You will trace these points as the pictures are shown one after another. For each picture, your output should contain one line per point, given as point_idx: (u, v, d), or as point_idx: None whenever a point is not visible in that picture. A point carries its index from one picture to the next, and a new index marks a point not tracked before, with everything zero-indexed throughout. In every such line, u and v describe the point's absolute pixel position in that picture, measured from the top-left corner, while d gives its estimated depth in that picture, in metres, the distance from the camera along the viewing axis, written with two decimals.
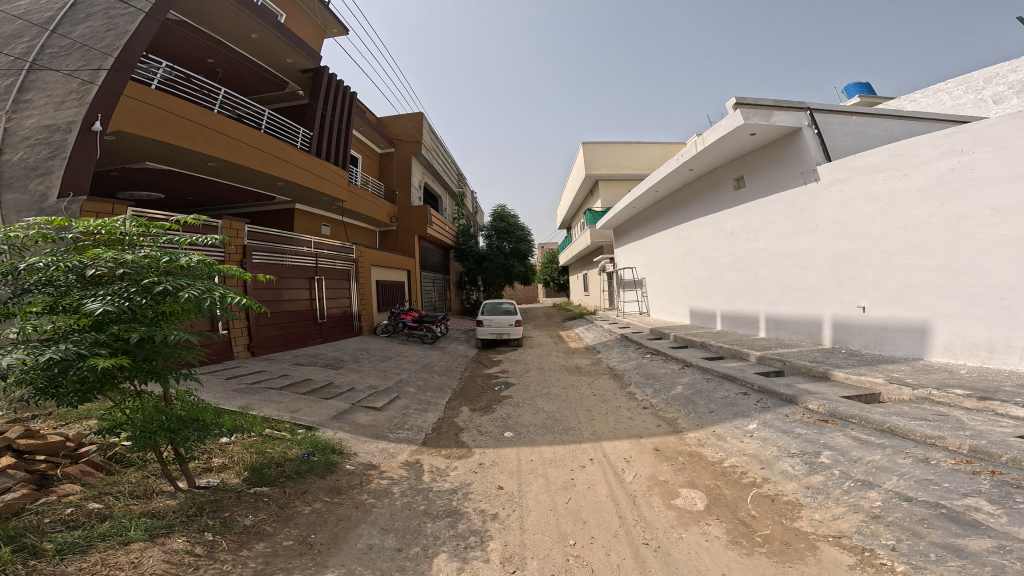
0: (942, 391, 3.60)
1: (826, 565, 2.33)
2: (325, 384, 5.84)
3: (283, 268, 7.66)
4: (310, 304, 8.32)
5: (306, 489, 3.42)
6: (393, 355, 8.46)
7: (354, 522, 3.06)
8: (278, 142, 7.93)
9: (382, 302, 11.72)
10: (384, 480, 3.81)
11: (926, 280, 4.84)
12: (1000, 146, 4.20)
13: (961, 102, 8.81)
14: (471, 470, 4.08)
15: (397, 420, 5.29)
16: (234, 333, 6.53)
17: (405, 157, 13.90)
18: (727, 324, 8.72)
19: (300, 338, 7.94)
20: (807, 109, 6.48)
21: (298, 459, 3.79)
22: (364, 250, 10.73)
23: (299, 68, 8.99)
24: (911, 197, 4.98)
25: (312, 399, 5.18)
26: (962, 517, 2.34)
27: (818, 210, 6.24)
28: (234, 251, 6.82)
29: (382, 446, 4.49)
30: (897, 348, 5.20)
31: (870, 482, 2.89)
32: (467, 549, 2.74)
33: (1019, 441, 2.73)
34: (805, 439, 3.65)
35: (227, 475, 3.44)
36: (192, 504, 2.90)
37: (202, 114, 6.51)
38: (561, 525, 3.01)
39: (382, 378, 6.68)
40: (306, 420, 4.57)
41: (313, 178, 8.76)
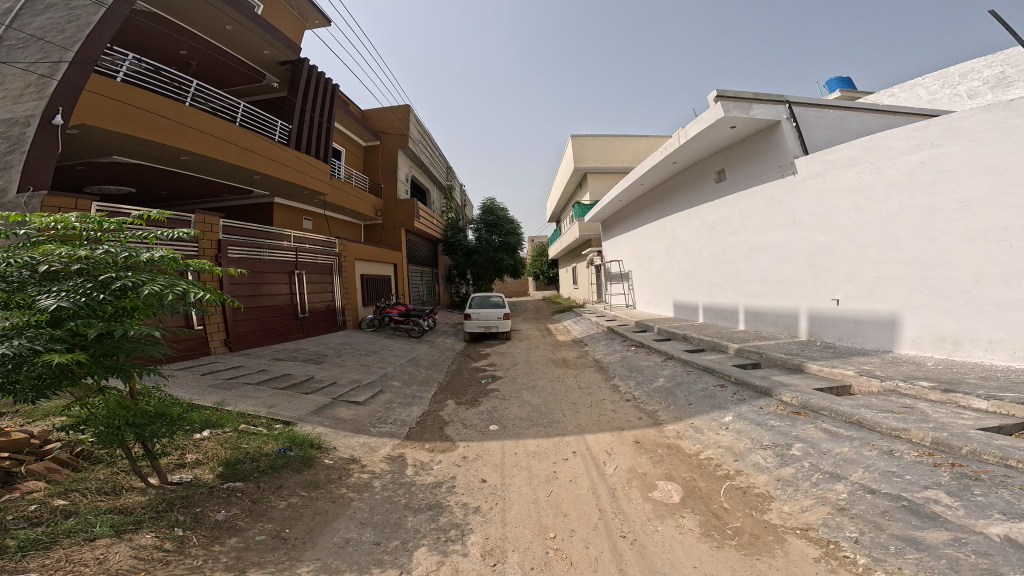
0: (909, 383, 3.59)
1: (792, 558, 2.33)
2: (305, 379, 5.85)
3: (261, 262, 7.64)
4: (291, 299, 8.31)
5: (281, 484, 3.43)
6: (377, 350, 8.45)
7: (331, 516, 3.08)
8: (256, 136, 7.85)
9: (368, 297, 11.73)
10: (365, 474, 3.83)
11: (897, 272, 4.82)
12: (970, 139, 4.14)
13: (938, 97, 8.72)
14: (454, 463, 4.09)
15: (380, 414, 5.32)
16: (211, 328, 6.51)
17: (391, 151, 13.78)
18: (709, 317, 8.71)
19: (280, 333, 7.93)
20: (786, 101, 6.39)
21: (274, 454, 3.80)
22: (348, 243, 10.67)
23: (276, 60, 8.87)
24: (884, 190, 4.92)
25: (291, 394, 5.19)
26: (922, 510, 2.34)
27: (795, 203, 6.21)
28: (209, 246, 6.76)
29: (364, 441, 4.51)
30: (868, 340, 5.20)
31: (837, 475, 2.90)
32: (446, 544, 2.74)
33: (979, 433, 2.71)
34: (778, 431, 3.65)
35: (201, 470, 3.45)
36: (162, 500, 2.92)
37: (173, 107, 6.44)
38: (542, 517, 3.03)
39: (366, 373, 6.70)
40: (284, 414, 4.56)
41: (292, 172, 8.70)
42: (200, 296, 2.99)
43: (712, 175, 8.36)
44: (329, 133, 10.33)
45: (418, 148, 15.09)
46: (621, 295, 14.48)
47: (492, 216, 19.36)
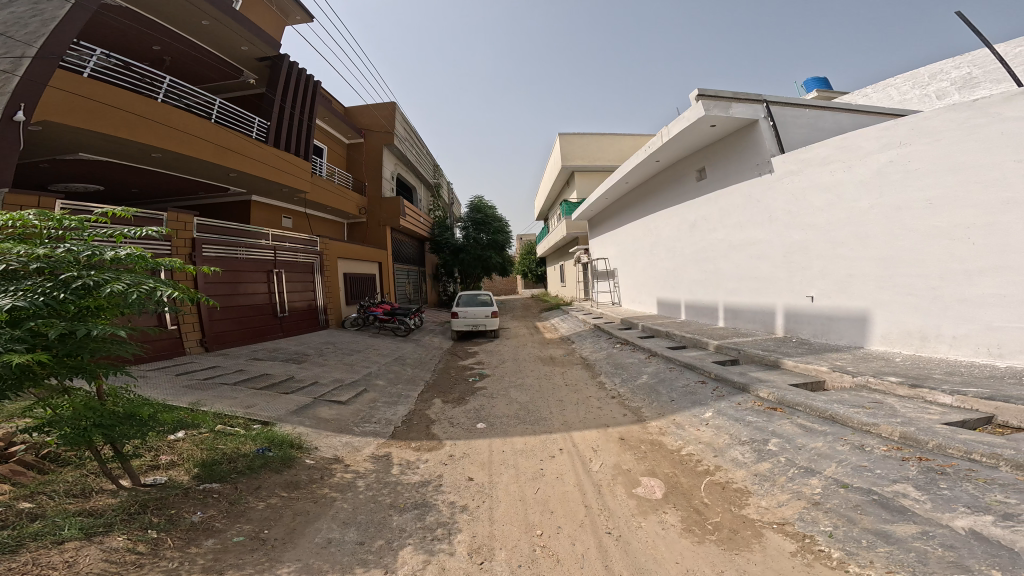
0: (879, 378, 3.62)
1: (769, 552, 2.32)
2: (285, 378, 5.80)
3: (237, 261, 7.58)
4: (270, 298, 8.25)
5: (259, 484, 3.39)
6: (361, 348, 8.41)
7: (313, 517, 3.04)
8: (231, 133, 7.76)
9: (352, 296, 11.67)
10: (348, 474, 3.79)
11: (867, 269, 4.90)
12: (934, 138, 4.22)
13: (908, 98, 8.84)
14: (441, 462, 4.07)
15: (364, 413, 5.28)
16: (186, 327, 6.45)
17: (376, 149, 13.69)
18: (691, 314, 8.73)
19: (258, 332, 7.87)
20: (763, 101, 6.41)
21: (252, 455, 3.76)
22: (330, 242, 10.61)
23: (254, 56, 8.77)
24: (854, 189, 5.00)
25: (269, 393, 5.14)
26: (891, 503, 2.35)
27: (771, 201, 6.25)
28: (182, 244, 6.68)
29: (346, 440, 4.48)
30: (841, 336, 5.27)
31: (812, 469, 2.91)
32: (432, 543, 2.71)
33: (944, 427, 2.72)
34: (755, 426, 3.65)
35: (176, 471, 3.40)
36: (134, 502, 2.88)
37: (143, 103, 6.35)
38: (529, 515, 3.01)
39: (350, 372, 6.66)
40: (263, 415, 4.52)
41: (270, 170, 8.61)
42: (169, 295, 2.93)
43: (693, 173, 8.37)
44: (309, 131, 10.24)
45: (404, 146, 15.02)
46: (607, 293, 14.51)
47: (480, 215, 19.30)
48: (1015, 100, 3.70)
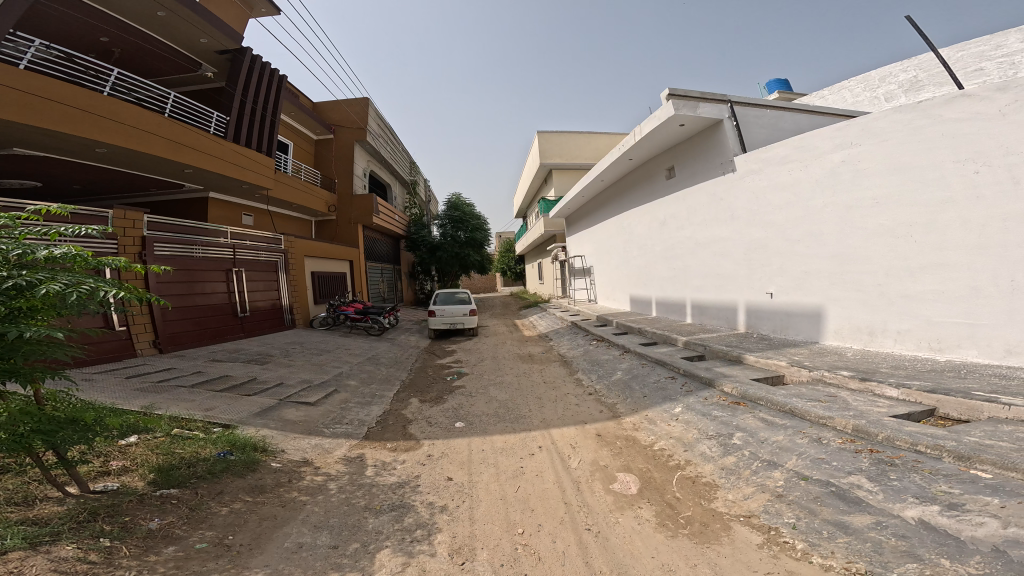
0: (833, 372, 3.70)
1: (737, 545, 2.25)
2: (246, 380, 5.68)
3: (192, 260, 7.43)
4: (230, 298, 8.12)
5: (221, 489, 3.21)
6: (331, 348, 8.27)
7: (280, 522, 2.89)
8: (187, 128, 7.52)
9: (321, 295, 11.46)
10: (318, 476, 3.68)
11: (821, 267, 5.15)
12: (882, 139, 4.45)
13: (860, 99, 9.17)
14: (419, 462, 3.96)
15: (335, 415, 5.18)
16: (137, 328, 6.28)
17: (348, 146, 13.47)
18: (661, 311, 8.89)
19: (217, 333, 7.75)
20: (728, 101, 6.49)
21: (212, 459, 3.58)
22: (296, 240, 10.41)
23: (213, 48, 8.48)
24: (810, 188, 5.23)
25: (230, 396, 5.01)
26: (847, 494, 2.33)
27: (735, 200, 6.42)
28: (131, 242, 6.50)
29: (315, 442, 4.37)
30: (799, 332, 5.49)
31: (774, 462, 2.89)
32: (412, 544, 2.58)
33: (892, 420, 2.79)
34: (720, 421, 3.68)
35: (129, 477, 3.19)
36: (83, 509, 2.64)
37: (89, 97, 6.09)
38: (510, 514, 2.87)
39: (319, 372, 6.55)
40: (223, 418, 4.39)
41: (229, 166, 8.39)
42: (115, 296, 2.74)
43: (663, 172, 8.46)
44: (273, 127, 9.97)
45: (378, 143, 14.81)
46: (584, 290, 14.61)
47: (458, 212, 19.19)
48: (954, 101, 3.90)
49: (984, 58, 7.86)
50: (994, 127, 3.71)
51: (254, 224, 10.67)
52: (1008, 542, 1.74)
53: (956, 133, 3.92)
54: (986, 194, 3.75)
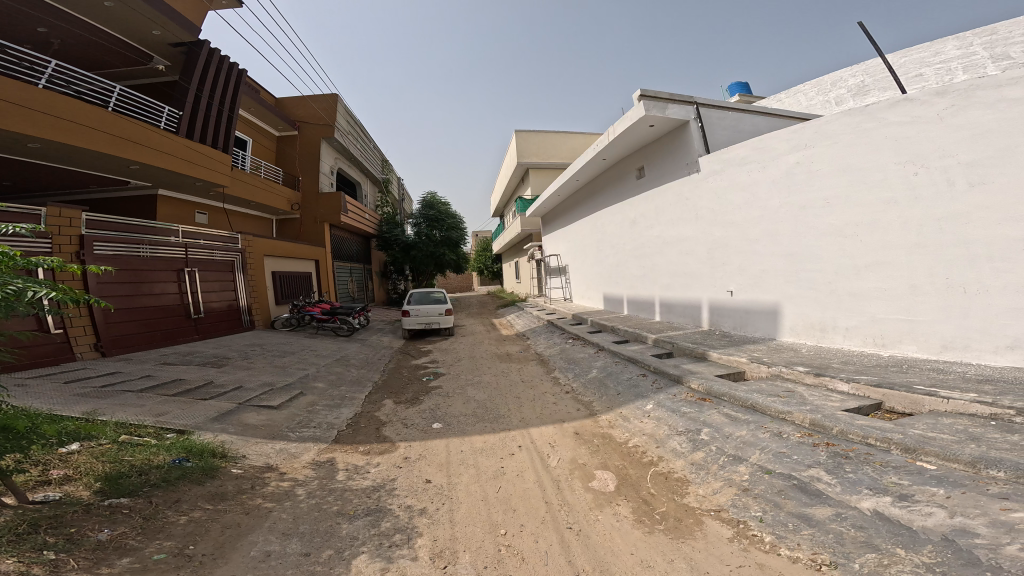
0: (789, 368, 3.91)
1: (710, 540, 2.32)
2: (202, 384, 5.44)
3: (139, 259, 7.05)
4: (181, 299, 7.75)
5: (178, 498, 2.97)
6: (296, 350, 8.00)
7: (245, 529, 2.72)
8: (134, 123, 7.07)
9: (284, 295, 11.06)
10: (285, 482, 3.49)
11: (777, 266, 5.42)
12: (833, 141, 4.69)
13: (813, 103, 9.66)
14: (395, 465, 3.89)
15: (300, 418, 5.01)
16: (76, 331, 5.94)
17: (314, 143, 13.00)
18: (631, 309, 9.11)
19: (169, 336, 7.39)
20: (695, 103, 6.69)
21: (166, 466, 3.32)
22: (254, 239, 9.99)
23: (167, 41, 7.99)
24: (767, 188, 5.47)
25: (184, 401, 4.77)
26: (809, 487, 2.44)
27: (699, 200, 6.63)
28: (67, 242, 6.11)
29: (279, 447, 4.19)
30: (756, 329, 5.76)
31: (739, 457, 3.01)
32: (392, 549, 2.53)
33: (845, 414, 2.98)
34: (689, 417, 3.81)
35: (72, 487, 2.89)
36: (21, 521, 2.37)
37: (21, 90, 5.64)
38: (491, 514, 2.85)
39: (282, 375, 6.34)
40: (177, 423, 4.16)
41: (182, 163, 7.93)
42: (45, 296, 2.47)
43: (634, 172, 8.61)
44: (231, 122, 9.49)
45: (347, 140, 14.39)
46: (558, 289, 14.76)
47: (433, 211, 18.94)
48: (897, 106, 4.16)
49: (923, 65, 8.42)
50: (931, 131, 3.97)
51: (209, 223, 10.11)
52: (954, 531, 1.86)
53: (898, 137, 4.18)
54: (922, 195, 4.03)
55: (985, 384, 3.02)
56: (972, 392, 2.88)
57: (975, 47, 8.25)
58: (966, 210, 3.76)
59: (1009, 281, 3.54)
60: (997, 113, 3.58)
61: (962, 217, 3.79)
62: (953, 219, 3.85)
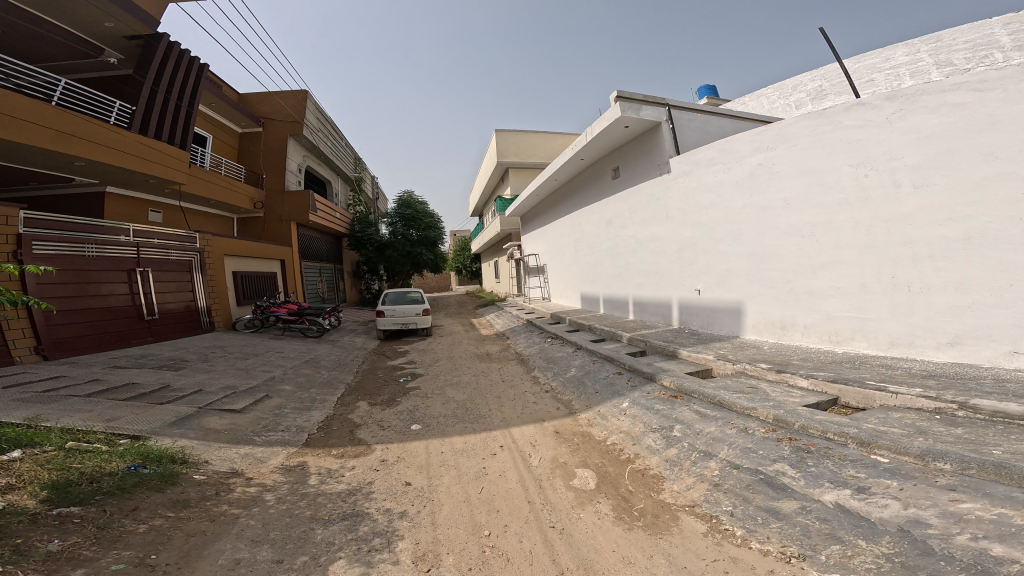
0: (753, 365, 4.15)
1: (686, 534, 2.44)
2: (159, 388, 5.16)
3: (85, 259, 6.58)
4: (133, 300, 7.29)
5: (136, 506, 2.80)
6: (260, 352, 7.70)
7: (211, 537, 2.62)
8: (82, 118, 6.59)
9: (247, 296, 10.54)
10: (252, 488, 3.38)
11: (740, 265, 5.70)
12: (792, 144, 4.95)
13: (775, 106, 10.11)
14: (371, 468, 3.85)
15: (266, 422, 4.83)
16: (14, 334, 5.52)
17: (281, 139, 12.52)
18: (607, 308, 9.31)
19: (119, 338, 6.93)
20: (666, 105, 6.88)
21: (121, 473, 3.11)
22: (213, 238, 9.47)
23: (122, 34, 7.57)
24: (732, 188, 5.72)
25: (138, 406, 4.52)
26: (775, 481, 2.61)
27: (670, 200, 6.85)
28: (3, 240, 5.61)
29: (245, 451, 4.03)
30: (722, 327, 6.04)
31: (709, 453, 3.17)
32: (371, 554, 2.51)
33: (805, 409, 3.18)
34: (662, 414, 3.97)
35: (15, 496, 2.62)
36: None
37: None
38: (474, 516, 2.88)
39: (246, 378, 6.09)
40: (130, 428, 3.93)
41: (136, 160, 7.44)
42: None
43: (610, 172, 8.74)
44: (190, 118, 8.96)
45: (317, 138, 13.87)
46: (537, 289, 14.87)
47: (409, 211, 18.58)
48: (852, 109, 4.43)
49: (875, 70, 8.97)
50: (882, 135, 4.24)
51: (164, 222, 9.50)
52: (909, 522, 2.00)
53: (852, 140, 4.45)
54: (873, 196, 4.32)
55: (929, 379, 3.31)
56: (918, 387, 3.14)
57: (922, 54, 8.85)
58: (911, 211, 4.06)
59: (948, 280, 3.85)
60: (940, 117, 3.86)
61: (907, 217, 4.09)
62: (899, 220, 4.15)
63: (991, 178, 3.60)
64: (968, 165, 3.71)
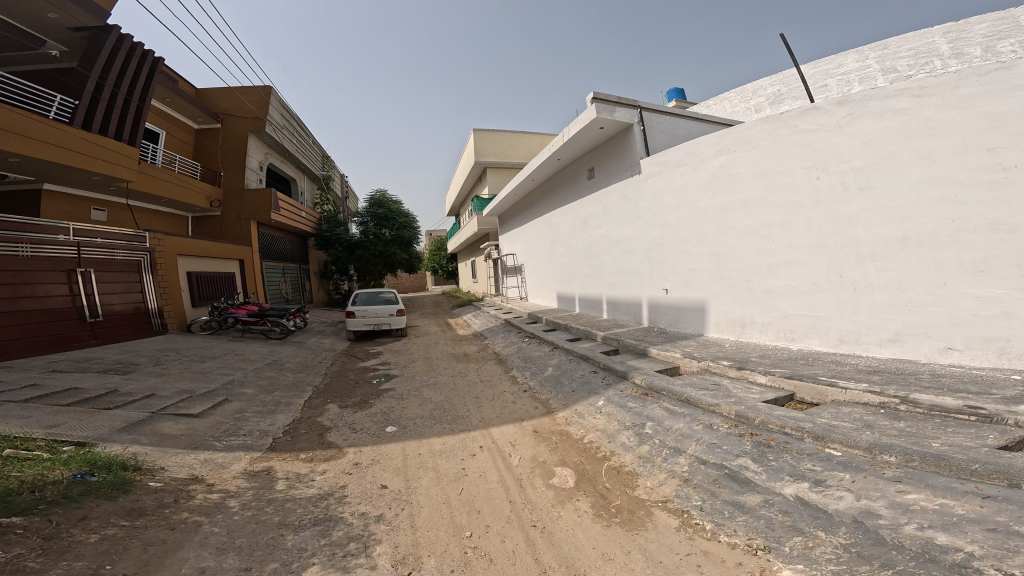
0: (715, 362, 4.41)
1: (660, 530, 2.57)
2: (105, 393, 4.81)
3: (17, 260, 6.07)
4: (73, 301, 6.77)
5: (86, 515, 2.61)
6: (218, 355, 7.31)
7: (172, 546, 2.50)
8: (14, 111, 6.14)
9: (203, 297, 9.94)
10: (214, 495, 3.24)
11: (704, 265, 5.97)
12: (752, 146, 5.22)
13: (736, 110, 10.57)
14: (344, 471, 3.78)
15: (227, 426, 4.62)
16: None
17: (241, 130, 11.84)
18: (582, 306, 9.50)
19: (56, 342, 6.40)
20: (638, 107, 7.06)
21: (66, 481, 2.88)
22: (167, 237, 8.85)
23: (68, 27, 7.04)
24: (696, 188, 5.96)
25: (83, 411, 4.20)
26: (739, 476, 2.79)
27: (640, 201, 7.05)
28: None
29: (205, 457, 3.85)
30: (688, 325, 6.33)
31: (678, 449, 3.34)
32: (347, 559, 2.48)
33: (764, 405, 3.42)
34: (634, 412, 4.13)
35: None
36: None
37: None
38: (455, 517, 2.91)
39: (204, 382, 5.78)
40: (74, 434, 3.65)
41: (76, 156, 7.01)
42: None
43: (585, 173, 8.87)
44: (141, 113, 8.48)
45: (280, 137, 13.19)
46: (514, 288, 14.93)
47: (382, 210, 18.11)
48: (806, 113, 4.72)
49: (828, 76, 9.57)
50: (832, 138, 4.55)
51: (111, 220, 8.84)
52: (862, 513, 2.19)
53: (806, 143, 4.75)
54: (824, 198, 4.63)
55: (873, 375, 3.64)
56: (864, 382, 3.45)
57: (870, 60, 9.51)
58: (857, 212, 4.40)
59: (888, 279, 4.21)
60: (884, 122, 4.19)
61: (854, 218, 4.43)
62: (847, 220, 4.48)
63: (925, 180, 3.96)
64: (907, 167, 4.06)
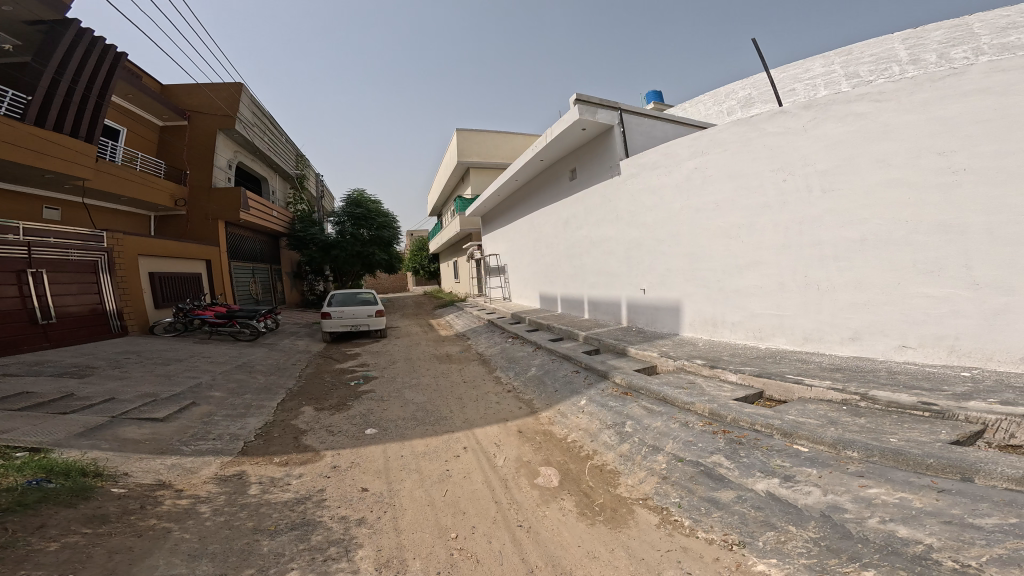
0: (690, 361, 4.57)
1: (641, 527, 2.66)
2: (60, 397, 4.53)
3: None
4: (22, 302, 6.37)
5: (43, 523, 2.46)
6: (184, 357, 6.99)
7: (140, 553, 2.39)
8: None
9: (168, 297, 9.46)
10: (183, 500, 3.12)
11: (679, 265, 6.15)
12: (723, 149, 5.40)
13: (710, 112, 10.89)
14: (322, 475, 3.71)
15: (195, 431, 4.44)
16: None
17: (208, 125, 11.31)
18: (564, 306, 9.61)
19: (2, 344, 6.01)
20: (619, 109, 7.17)
21: (20, 488, 2.70)
22: (128, 236, 8.38)
23: (21, 19, 6.58)
24: (672, 189, 6.12)
25: (35, 416, 3.94)
26: (714, 472, 2.92)
27: (620, 202, 7.18)
28: None
29: (172, 462, 3.69)
30: (664, 325, 6.52)
31: (657, 447, 3.45)
32: (327, 563, 2.45)
33: (736, 403, 3.57)
34: (615, 411, 4.23)
35: None
36: None
37: None
38: (439, 519, 2.91)
39: (170, 385, 5.53)
40: (27, 440, 3.43)
41: (24, 152, 6.54)
42: None
43: (567, 174, 8.94)
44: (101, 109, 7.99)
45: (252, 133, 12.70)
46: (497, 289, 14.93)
47: (360, 210, 17.73)
48: (775, 117, 4.92)
49: (796, 81, 10.00)
50: (798, 142, 4.77)
51: (65, 220, 8.32)
52: (829, 507, 2.34)
53: (774, 146, 4.96)
54: (791, 200, 4.86)
55: (836, 372, 3.87)
56: (829, 379, 3.66)
57: (835, 66, 9.99)
58: (820, 214, 4.64)
59: (848, 278, 4.46)
60: (846, 126, 4.42)
61: (817, 219, 4.66)
62: (811, 222, 4.71)
63: (880, 184, 4.22)
64: (865, 170, 4.31)
